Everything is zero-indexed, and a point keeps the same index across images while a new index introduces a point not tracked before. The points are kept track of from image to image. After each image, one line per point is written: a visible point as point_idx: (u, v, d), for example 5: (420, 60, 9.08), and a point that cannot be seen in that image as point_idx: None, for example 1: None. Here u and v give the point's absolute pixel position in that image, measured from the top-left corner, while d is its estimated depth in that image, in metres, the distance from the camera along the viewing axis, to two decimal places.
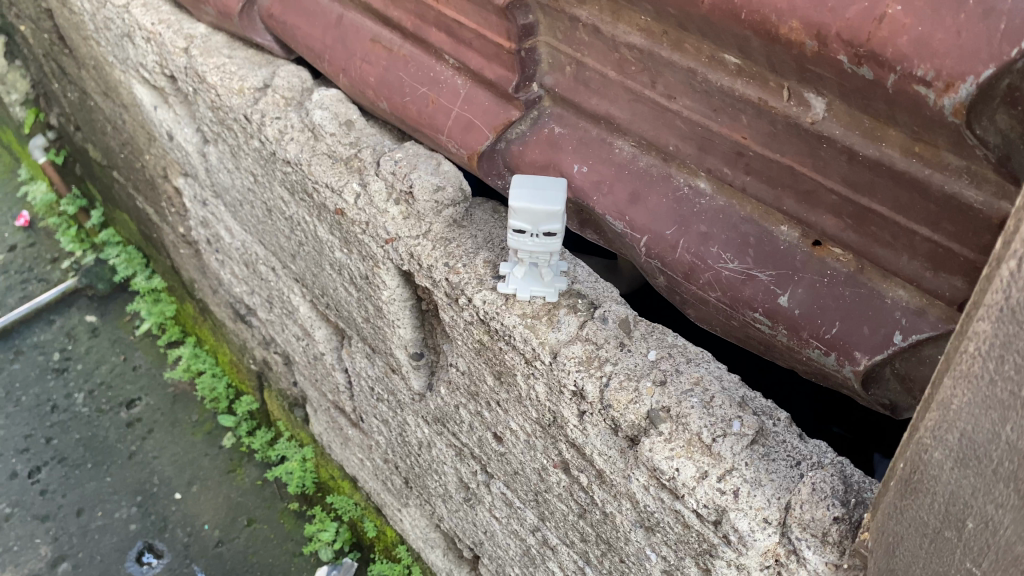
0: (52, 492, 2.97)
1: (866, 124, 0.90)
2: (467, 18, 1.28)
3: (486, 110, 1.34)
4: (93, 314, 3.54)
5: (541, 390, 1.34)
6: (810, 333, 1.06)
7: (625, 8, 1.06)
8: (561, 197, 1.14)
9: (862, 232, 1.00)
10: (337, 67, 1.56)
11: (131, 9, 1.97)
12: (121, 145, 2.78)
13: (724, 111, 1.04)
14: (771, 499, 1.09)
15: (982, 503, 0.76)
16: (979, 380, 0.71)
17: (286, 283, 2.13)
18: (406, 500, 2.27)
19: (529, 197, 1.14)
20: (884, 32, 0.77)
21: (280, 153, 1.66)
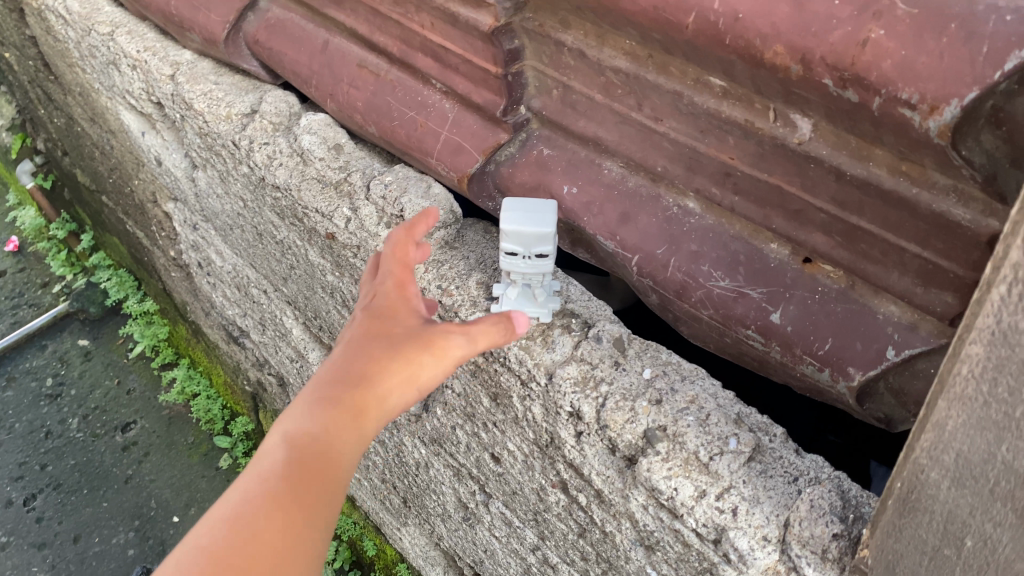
0: (48, 520, 2.95)
1: (852, 144, 0.91)
2: (453, 43, 1.28)
3: (475, 133, 1.35)
4: (85, 338, 3.53)
5: (537, 411, 1.35)
6: (803, 349, 1.06)
7: (610, 32, 1.06)
8: (551, 219, 1.14)
9: (852, 249, 1.00)
10: (324, 92, 1.57)
11: (116, 37, 1.97)
12: (109, 170, 2.78)
13: (711, 132, 1.04)
14: (770, 516, 1.09)
15: (980, 522, 0.77)
16: (973, 402, 0.72)
17: (278, 306, 2.13)
18: (405, 519, 2.27)
19: (520, 220, 1.14)
20: (867, 56, 0.77)
21: (270, 178, 1.66)
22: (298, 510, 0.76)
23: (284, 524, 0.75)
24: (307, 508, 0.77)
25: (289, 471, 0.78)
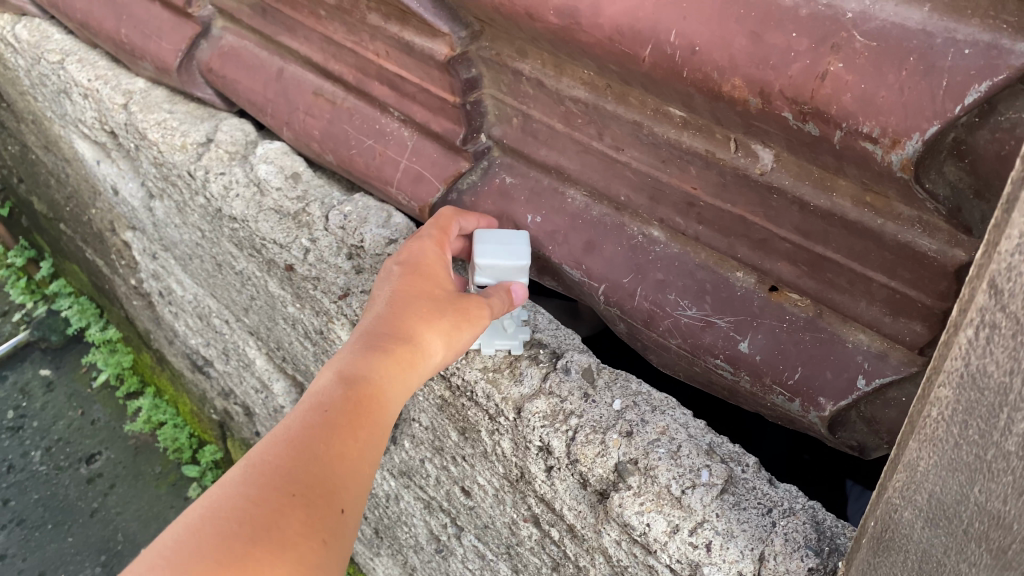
0: (11, 557, 2.87)
1: (815, 174, 0.89)
2: (409, 72, 1.25)
3: (435, 162, 1.32)
4: (47, 368, 3.44)
5: (506, 446, 1.32)
6: (773, 378, 1.05)
7: (567, 62, 1.04)
8: (524, 250, 1.16)
9: (818, 279, 0.98)
10: (280, 121, 1.53)
11: (66, 65, 1.92)
12: (66, 198, 2.71)
13: (673, 162, 1.02)
14: (745, 550, 1.06)
15: (955, 562, 0.75)
16: (944, 443, 0.69)
17: (242, 336, 2.08)
18: (378, 550, 2.22)
19: (493, 253, 1.16)
20: (827, 90, 0.76)
21: (225, 209, 1.61)
22: (356, 427, 0.97)
23: (342, 438, 0.95)
24: (362, 426, 0.98)
25: (349, 399, 0.98)
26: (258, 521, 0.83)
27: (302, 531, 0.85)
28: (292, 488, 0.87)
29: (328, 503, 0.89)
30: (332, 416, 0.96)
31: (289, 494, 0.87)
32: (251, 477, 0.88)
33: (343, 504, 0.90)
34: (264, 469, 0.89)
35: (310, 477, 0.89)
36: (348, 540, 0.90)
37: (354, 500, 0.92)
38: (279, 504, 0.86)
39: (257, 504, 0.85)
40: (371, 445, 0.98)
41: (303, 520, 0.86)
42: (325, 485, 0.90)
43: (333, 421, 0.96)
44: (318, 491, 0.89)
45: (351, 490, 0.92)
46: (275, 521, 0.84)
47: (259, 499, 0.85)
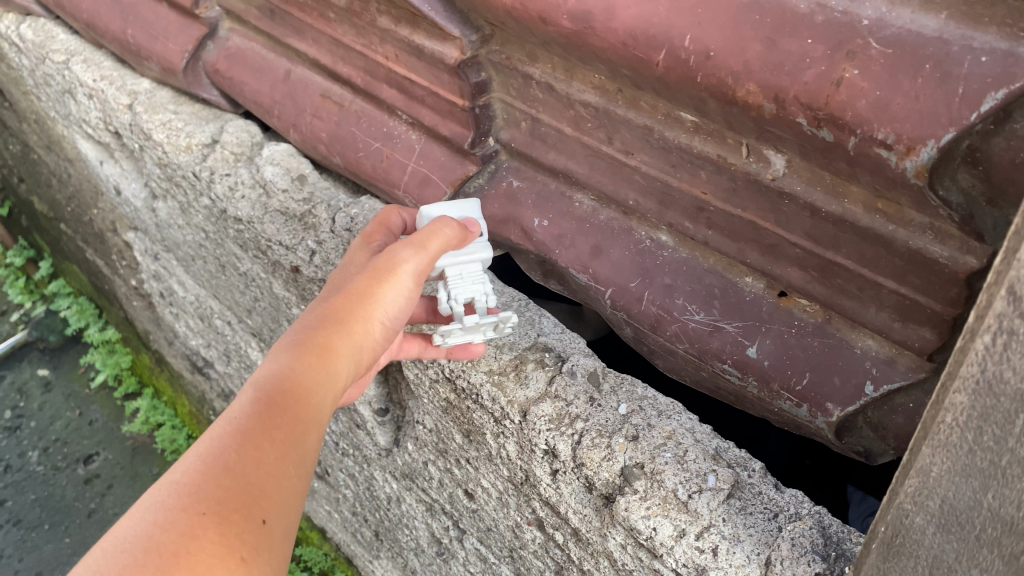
0: (8, 558, 2.86)
1: (827, 179, 0.89)
2: (418, 75, 1.25)
3: (442, 165, 1.32)
4: (45, 368, 3.43)
5: (511, 448, 1.32)
6: (780, 384, 1.04)
7: (578, 66, 1.04)
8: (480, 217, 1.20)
9: (828, 284, 0.99)
10: (287, 123, 1.53)
11: (71, 65, 1.92)
12: (67, 198, 2.71)
13: (683, 167, 1.02)
14: (751, 555, 1.06)
15: (966, 567, 0.75)
16: (958, 449, 0.70)
17: (243, 337, 2.08)
18: (377, 552, 2.22)
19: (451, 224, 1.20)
20: (842, 96, 0.76)
21: (231, 210, 1.62)
22: (284, 430, 0.81)
23: (263, 444, 0.78)
24: (290, 430, 0.81)
25: (273, 402, 0.82)
26: (168, 548, 0.67)
27: (222, 552, 0.69)
28: (205, 505, 0.70)
29: (247, 517, 0.72)
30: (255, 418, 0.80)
31: (199, 511, 0.70)
32: (159, 495, 0.70)
33: (264, 514, 0.74)
34: (175, 483, 0.71)
35: (229, 489, 0.73)
36: (275, 560, 0.73)
37: (280, 512, 0.75)
38: (191, 524, 0.69)
39: (165, 528, 0.68)
40: (302, 449, 0.82)
41: (220, 540, 0.69)
42: (246, 496, 0.73)
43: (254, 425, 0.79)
44: (237, 503, 0.72)
45: (279, 499, 0.76)
46: (187, 546, 0.67)
47: (166, 521, 0.68)
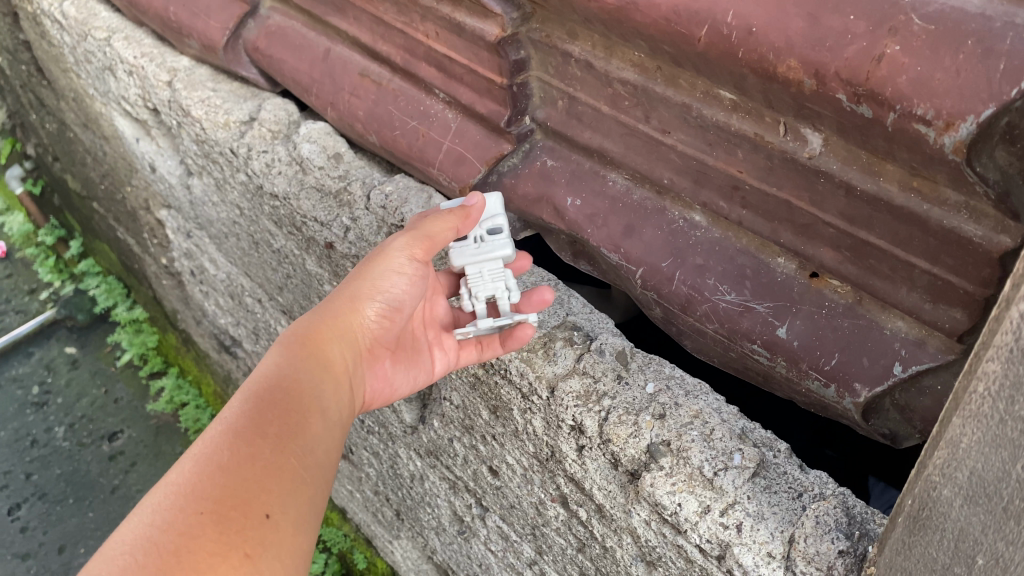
0: (33, 529, 2.91)
1: (863, 159, 0.91)
2: (458, 53, 1.27)
3: (478, 144, 1.34)
4: (72, 346, 3.48)
5: (538, 425, 1.34)
6: (809, 364, 1.05)
7: (618, 44, 1.06)
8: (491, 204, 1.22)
9: (860, 265, 1.00)
10: (324, 101, 1.56)
11: (113, 42, 1.96)
12: (101, 176, 2.75)
13: (720, 145, 1.04)
14: (775, 532, 1.07)
15: (992, 540, 0.75)
16: (989, 419, 0.71)
17: (273, 315, 2.11)
18: (398, 532, 2.25)
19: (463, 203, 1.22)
20: (882, 72, 0.77)
21: (268, 186, 1.65)
22: (279, 422, 1.01)
23: (255, 442, 0.97)
24: (289, 417, 1.03)
25: (266, 399, 1.03)
26: (169, 549, 0.84)
27: (219, 549, 0.86)
28: (200, 505, 0.89)
29: (247, 512, 0.91)
30: (245, 422, 0.99)
31: (196, 511, 0.88)
32: (159, 506, 0.88)
33: (268, 508, 0.92)
34: (172, 495, 0.89)
35: (219, 491, 0.91)
36: (284, 537, 0.92)
37: (283, 502, 0.94)
38: (189, 523, 0.87)
39: (167, 530, 0.86)
40: (302, 434, 1.03)
41: (219, 534, 0.87)
42: (239, 494, 0.91)
43: (246, 427, 0.99)
44: (229, 501, 0.90)
45: (274, 492, 0.94)
46: (185, 544, 0.85)
47: (166, 523, 0.86)
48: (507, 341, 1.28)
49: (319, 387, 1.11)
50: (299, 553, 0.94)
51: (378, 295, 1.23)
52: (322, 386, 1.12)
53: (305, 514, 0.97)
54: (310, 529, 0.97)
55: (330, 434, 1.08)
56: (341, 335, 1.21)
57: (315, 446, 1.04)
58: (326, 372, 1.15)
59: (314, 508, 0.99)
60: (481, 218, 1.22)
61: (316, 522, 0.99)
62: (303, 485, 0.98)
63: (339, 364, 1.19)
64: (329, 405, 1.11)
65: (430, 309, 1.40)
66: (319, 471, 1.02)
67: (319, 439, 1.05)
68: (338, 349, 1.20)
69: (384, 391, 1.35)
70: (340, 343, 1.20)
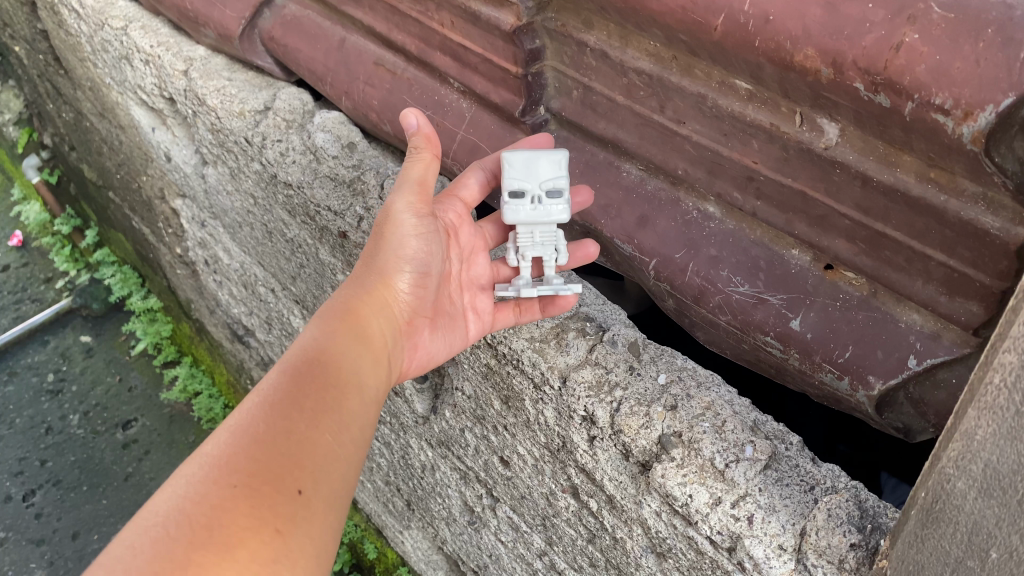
0: (47, 516, 2.94)
1: (880, 149, 0.90)
2: (473, 42, 1.27)
3: (492, 133, 1.34)
4: (87, 334, 3.50)
5: (549, 415, 1.34)
6: (823, 356, 1.05)
7: (634, 33, 1.06)
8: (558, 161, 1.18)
9: (876, 257, 0.99)
10: (339, 90, 1.56)
11: (130, 31, 1.97)
12: (117, 166, 2.77)
13: (735, 136, 1.03)
14: (786, 525, 1.07)
15: (1007, 534, 0.74)
16: (1004, 411, 0.71)
17: (286, 305, 2.12)
18: (408, 523, 2.26)
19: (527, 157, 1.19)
20: (901, 61, 0.77)
21: (281, 175, 1.65)
22: (316, 396, 1.02)
23: (290, 415, 0.98)
24: (326, 391, 1.03)
25: (304, 372, 1.04)
26: (200, 522, 0.85)
27: (250, 523, 0.87)
28: (234, 478, 0.89)
29: (280, 488, 0.91)
30: (281, 396, 1.00)
31: (229, 484, 0.89)
32: (193, 478, 0.89)
33: (300, 484, 0.93)
34: (207, 468, 0.90)
35: (252, 465, 0.91)
36: (315, 514, 0.93)
37: (315, 480, 0.95)
38: (222, 497, 0.88)
39: (200, 503, 0.87)
40: (337, 410, 1.03)
41: (250, 509, 0.88)
42: (272, 470, 0.92)
43: (282, 401, 0.99)
44: (262, 476, 0.91)
45: (308, 469, 0.95)
46: (217, 518, 0.86)
47: (199, 495, 0.87)
48: (547, 306, 1.30)
49: (357, 361, 1.11)
50: (329, 532, 0.94)
51: (403, 263, 1.24)
52: (360, 360, 1.12)
53: (337, 492, 0.97)
54: (342, 508, 0.98)
55: (367, 411, 1.08)
56: (378, 307, 1.21)
57: (350, 423, 1.04)
58: (363, 345, 1.15)
59: (346, 487, 0.99)
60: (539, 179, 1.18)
61: (348, 500, 0.99)
62: (336, 462, 0.98)
63: (378, 337, 1.19)
64: (367, 380, 1.11)
65: (470, 269, 1.38)
66: (353, 448, 1.03)
67: (354, 416, 1.05)
68: (375, 321, 1.19)
69: (422, 360, 1.32)
70: (377, 316, 1.20)
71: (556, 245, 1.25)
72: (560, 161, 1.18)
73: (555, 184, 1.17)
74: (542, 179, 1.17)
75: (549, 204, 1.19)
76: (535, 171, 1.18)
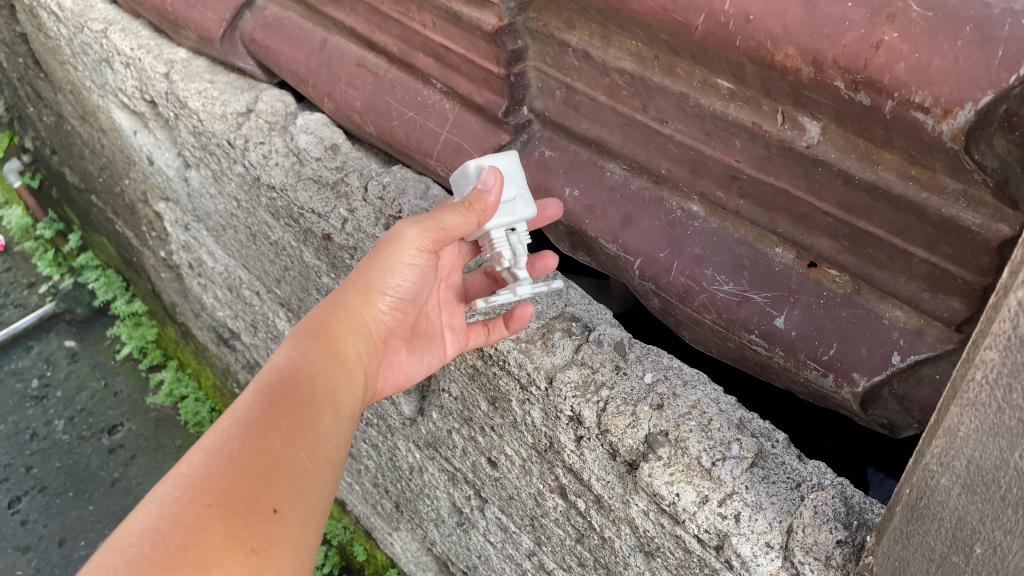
0: (33, 523, 2.92)
1: (861, 147, 0.90)
2: (455, 43, 1.27)
3: (475, 134, 1.34)
4: (72, 339, 3.47)
5: (536, 416, 1.34)
6: (807, 354, 1.05)
7: (616, 33, 1.06)
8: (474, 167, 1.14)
9: (859, 254, 0.99)
10: (322, 92, 1.56)
11: (110, 34, 1.95)
12: (99, 169, 2.75)
13: (717, 135, 1.03)
14: (773, 522, 1.07)
15: (990, 529, 0.75)
16: (987, 407, 0.71)
17: (272, 307, 2.11)
18: (397, 525, 2.25)
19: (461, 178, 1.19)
20: (880, 59, 0.77)
21: (264, 178, 1.64)
22: (290, 415, 1.02)
23: (265, 435, 0.98)
24: (301, 410, 1.04)
25: (278, 393, 1.04)
26: (175, 543, 0.85)
27: (226, 543, 0.87)
28: (209, 498, 0.89)
29: (256, 508, 0.92)
30: (256, 415, 1.00)
31: (205, 504, 0.89)
32: (168, 497, 0.89)
33: (276, 503, 0.94)
34: (182, 488, 0.90)
35: (227, 484, 0.92)
36: (291, 533, 0.94)
37: (290, 498, 0.95)
38: (198, 516, 0.88)
39: (176, 523, 0.87)
40: (312, 429, 1.03)
41: (226, 528, 0.88)
42: (247, 489, 0.92)
43: (256, 420, 0.99)
44: (238, 495, 0.91)
45: (283, 488, 0.95)
46: (193, 537, 0.86)
47: (173, 515, 0.87)
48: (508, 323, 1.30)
49: (333, 380, 1.11)
50: (305, 550, 0.95)
51: (389, 287, 1.21)
52: (336, 379, 1.12)
53: (312, 509, 0.98)
54: (318, 525, 0.99)
55: (342, 428, 1.09)
56: (354, 326, 1.20)
57: (326, 441, 1.04)
58: (340, 366, 1.14)
59: (322, 505, 1.00)
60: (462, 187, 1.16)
61: (323, 517, 1.00)
62: (312, 480, 0.99)
63: (353, 355, 1.19)
64: (342, 398, 1.12)
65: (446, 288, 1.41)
66: (328, 466, 1.03)
67: (330, 434, 1.06)
68: (351, 340, 1.19)
69: (398, 379, 1.37)
70: (353, 335, 1.19)
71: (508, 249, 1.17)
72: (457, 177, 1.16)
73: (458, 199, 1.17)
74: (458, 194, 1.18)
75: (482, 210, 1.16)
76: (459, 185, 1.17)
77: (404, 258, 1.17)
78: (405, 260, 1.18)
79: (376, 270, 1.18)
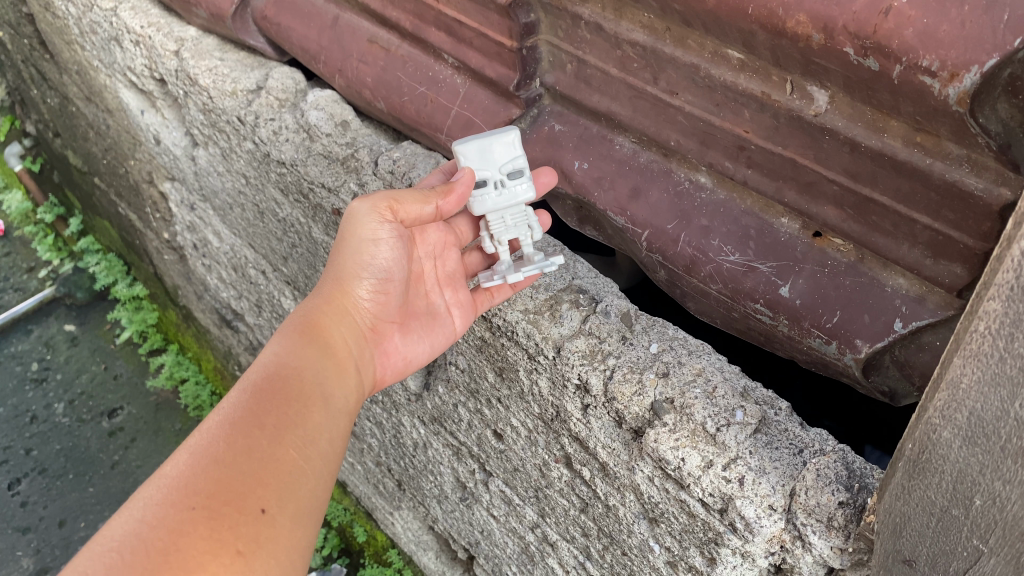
0: (33, 504, 2.93)
1: (867, 115, 0.93)
2: (468, 17, 1.30)
3: (486, 108, 1.36)
4: (71, 323, 3.48)
5: (543, 385, 1.37)
6: (811, 322, 1.08)
7: (629, 5, 1.08)
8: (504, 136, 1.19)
9: (863, 222, 1.02)
10: (333, 68, 1.58)
11: (120, 12, 1.97)
12: (103, 151, 2.76)
13: (727, 106, 1.06)
14: (775, 486, 1.09)
15: (990, 480, 0.77)
16: (989, 358, 0.73)
17: (277, 286, 2.13)
18: (398, 504, 2.28)
19: (476, 147, 1.20)
20: (889, 25, 0.80)
21: (275, 153, 1.67)
22: (278, 411, 1.04)
23: (251, 434, 1.00)
24: (288, 407, 1.06)
25: (265, 388, 1.06)
26: (158, 546, 0.87)
27: (209, 546, 0.89)
28: (194, 500, 0.91)
29: (243, 508, 0.93)
30: (242, 414, 1.02)
31: (188, 507, 0.90)
32: (151, 499, 0.91)
33: (263, 503, 0.95)
34: (167, 489, 0.92)
35: (212, 485, 0.93)
36: (282, 534, 0.95)
37: (279, 498, 0.97)
38: (181, 519, 0.89)
39: (158, 526, 0.88)
40: (302, 423, 1.05)
41: (210, 530, 0.90)
42: (233, 490, 0.94)
43: (243, 419, 1.01)
44: (223, 495, 0.93)
45: (270, 488, 0.97)
46: (175, 541, 0.87)
47: (156, 520, 0.89)
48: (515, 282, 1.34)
49: (321, 373, 1.14)
50: (297, 549, 0.96)
51: (365, 270, 1.28)
52: (323, 371, 1.15)
53: (303, 508, 0.99)
54: (311, 524, 1.00)
55: (334, 423, 1.11)
56: (339, 317, 1.25)
57: (316, 436, 1.06)
58: (328, 357, 1.18)
59: (313, 503, 1.01)
60: (500, 164, 1.20)
61: (316, 515, 1.01)
62: (302, 478, 1.01)
63: (343, 345, 1.23)
64: (332, 391, 1.14)
65: (442, 264, 1.43)
66: (318, 462, 1.05)
67: (320, 429, 1.08)
68: (338, 330, 1.24)
69: (397, 363, 1.38)
70: (340, 325, 1.25)
71: (529, 223, 1.28)
72: (513, 142, 1.20)
73: (516, 165, 1.20)
74: (503, 161, 1.20)
75: (512, 184, 1.21)
76: (491, 155, 1.20)
77: (368, 234, 1.25)
78: (371, 240, 1.26)
79: (348, 253, 1.27)
